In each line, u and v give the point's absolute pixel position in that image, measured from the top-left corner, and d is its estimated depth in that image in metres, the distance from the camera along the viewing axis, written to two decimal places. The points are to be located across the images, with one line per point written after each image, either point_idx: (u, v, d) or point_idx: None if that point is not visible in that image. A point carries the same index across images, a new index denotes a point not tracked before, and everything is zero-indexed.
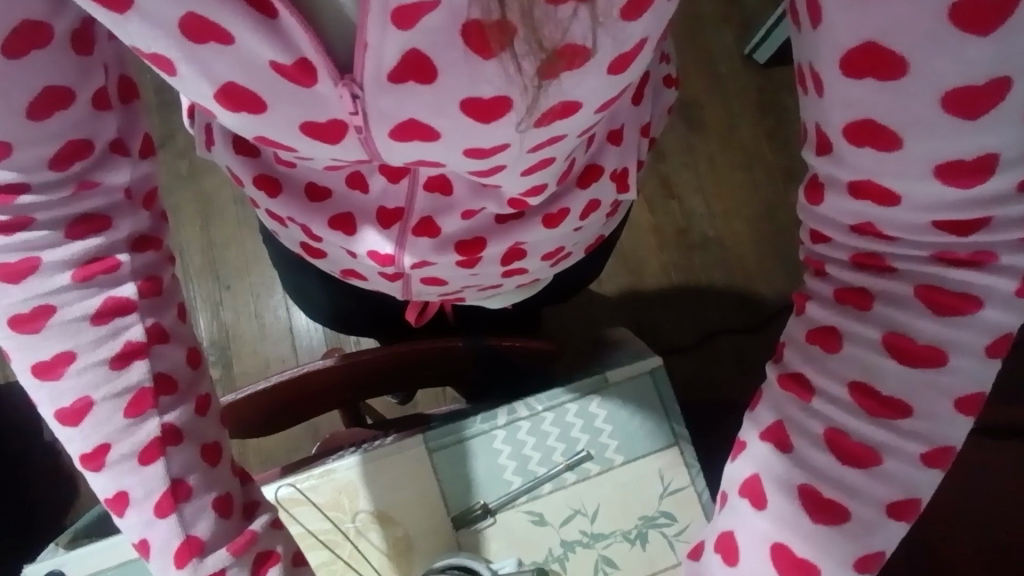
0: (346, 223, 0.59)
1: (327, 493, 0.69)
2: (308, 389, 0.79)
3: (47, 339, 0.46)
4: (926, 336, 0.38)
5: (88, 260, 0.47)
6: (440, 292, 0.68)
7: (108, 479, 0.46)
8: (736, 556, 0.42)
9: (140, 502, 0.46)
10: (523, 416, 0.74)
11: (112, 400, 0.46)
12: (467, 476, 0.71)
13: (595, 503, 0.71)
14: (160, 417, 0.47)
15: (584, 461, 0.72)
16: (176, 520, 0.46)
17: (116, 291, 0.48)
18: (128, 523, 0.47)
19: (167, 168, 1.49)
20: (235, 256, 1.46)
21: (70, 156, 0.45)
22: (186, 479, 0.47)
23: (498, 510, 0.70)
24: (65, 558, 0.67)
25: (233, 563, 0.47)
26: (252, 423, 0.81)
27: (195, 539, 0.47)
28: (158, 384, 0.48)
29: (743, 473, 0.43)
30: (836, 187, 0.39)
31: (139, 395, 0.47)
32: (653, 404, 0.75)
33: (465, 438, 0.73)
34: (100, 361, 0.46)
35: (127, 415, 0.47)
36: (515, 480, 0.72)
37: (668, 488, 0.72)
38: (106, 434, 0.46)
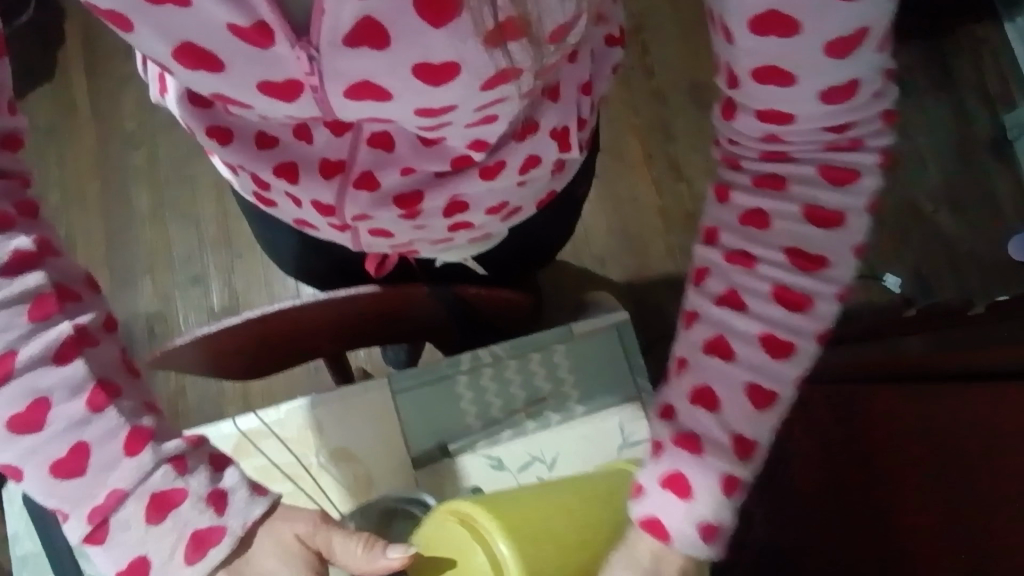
0: (290, 172, 0.60)
1: (292, 428, 0.71)
2: (282, 331, 0.81)
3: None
4: (831, 204, 0.45)
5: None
6: (390, 244, 0.71)
7: (16, 391, 0.42)
8: (716, 402, 0.45)
9: (66, 402, 0.43)
10: (487, 362, 0.74)
11: (10, 307, 0.43)
12: (428, 418, 0.73)
13: (555, 452, 0.72)
14: (70, 320, 0.45)
15: (545, 408, 0.73)
16: (116, 411, 0.44)
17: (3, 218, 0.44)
18: (55, 432, 0.42)
19: (186, 139, 1.54)
20: (248, 226, 1.50)
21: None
22: (114, 378, 0.45)
23: (458, 452, 0.71)
24: None
25: (191, 451, 0.46)
26: (236, 364, 0.84)
27: (144, 428, 0.44)
28: (59, 292, 0.45)
29: (706, 335, 0.46)
30: (747, 111, 0.45)
31: (43, 299, 0.44)
32: (618, 357, 0.75)
33: (428, 381, 0.73)
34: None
35: (32, 318, 0.43)
36: (475, 423, 0.73)
37: (628, 441, 0.72)
38: (8, 340, 0.42)
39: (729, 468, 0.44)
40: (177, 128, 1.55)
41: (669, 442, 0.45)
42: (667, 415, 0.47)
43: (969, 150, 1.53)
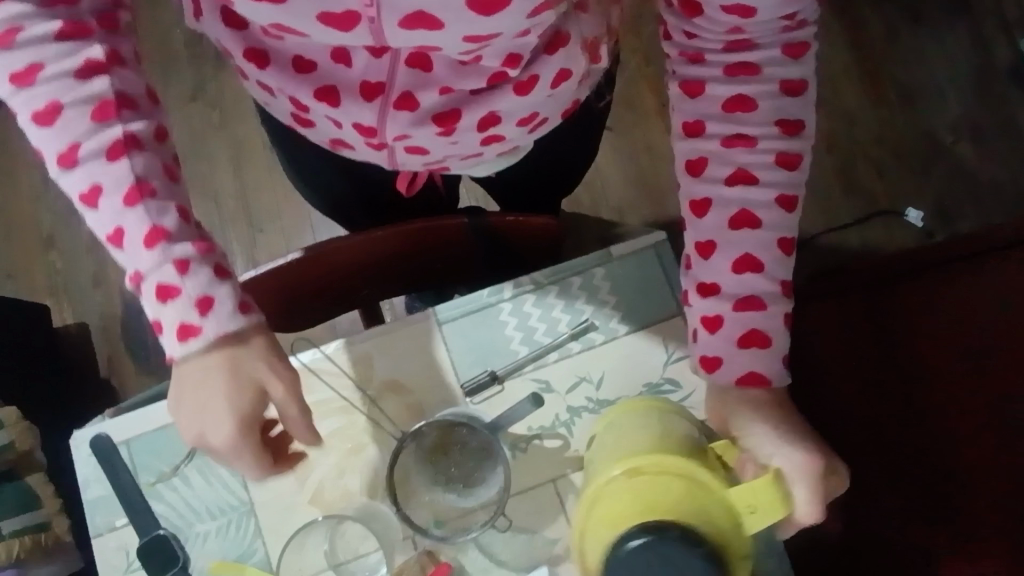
0: (329, 96, 0.62)
1: (345, 362, 0.73)
2: (324, 273, 0.83)
3: (87, 168, 0.52)
4: (796, 73, 0.58)
5: (102, 97, 0.52)
6: (424, 162, 0.71)
7: (105, 216, 0.52)
8: (757, 263, 0.58)
9: (132, 237, 0.52)
10: (529, 289, 0.75)
11: (94, 147, 0.52)
12: (475, 346, 0.74)
13: (601, 371, 0.73)
14: (134, 164, 0.52)
15: (588, 330, 0.74)
16: (162, 249, 0.52)
17: (131, 126, 0.53)
18: (126, 254, 0.53)
19: (200, 118, 1.55)
20: (267, 199, 1.52)
21: (78, 30, 0.52)
22: (164, 224, 0.52)
23: (506, 377, 0.73)
24: (107, 422, 0.73)
25: (203, 320, 0.52)
26: (274, 314, 0.84)
27: (177, 262, 0.52)
28: (129, 139, 0.53)
29: (733, 210, 0.58)
30: (715, 9, 0.56)
31: (115, 143, 0.52)
32: (657, 278, 0.76)
33: (472, 310, 0.75)
34: (94, 148, 0.52)
35: (108, 158, 0.52)
36: (521, 349, 0.74)
37: (672, 358, 0.73)
38: (97, 177, 0.52)
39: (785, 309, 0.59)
40: (191, 105, 1.56)
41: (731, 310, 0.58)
42: (711, 292, 0.59)
43: (981, 81, 1.57)
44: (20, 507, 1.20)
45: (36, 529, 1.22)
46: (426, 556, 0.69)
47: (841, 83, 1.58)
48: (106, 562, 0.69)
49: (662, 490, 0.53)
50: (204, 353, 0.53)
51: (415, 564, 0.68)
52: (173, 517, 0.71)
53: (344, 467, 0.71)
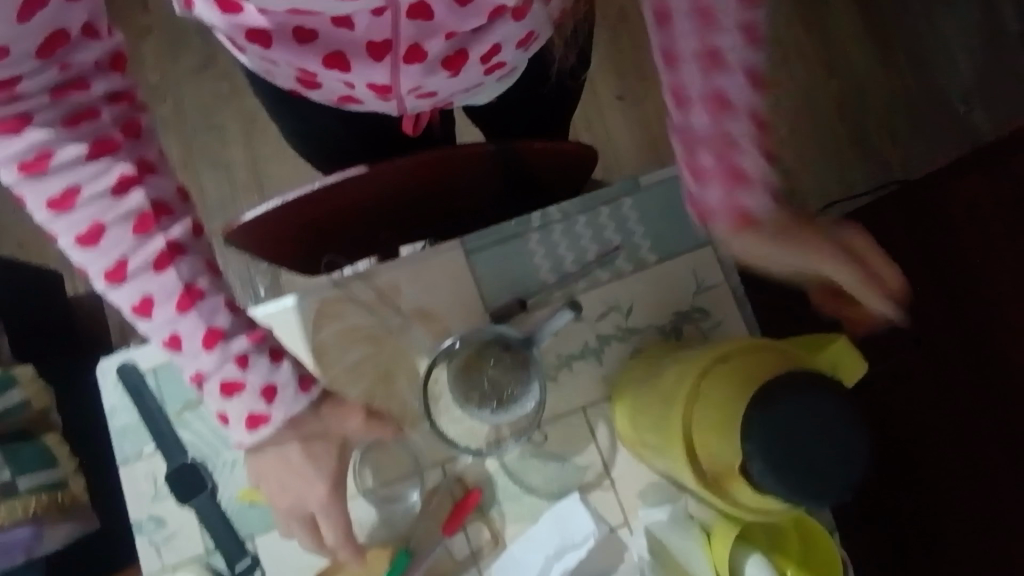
0: (339, 60, 0.62)
1: (370, 292, 0.72)
2: (342, 210, 0.79)
3: (137, 282, 0.55)
4: None
5: (139, 211, 0.55)
6: (433, 104, 0.72)
7: (132, 290, 0.56)
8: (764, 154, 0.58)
9: (163, 302, 0.56)
10: (557, 219, 0.74)
11: (118, 223, 0.55)
12: (503, 274, 0.73)
13: (630, 299, 0.73)
14: (163, 234, 0.56)
15: (617, 257, 0.73)
16: (197, 315, 0.56)
17: (169, 233, 0.56)
18: (156, 324, 0.56)
19: (209, 88, 1.54)
20: (279, 169, 1.51)
21: (104, 147, 0.55)
22: (196, 282, 0.56)
23: (535, 305, 0.72)
24: (131, 351, 0.72)
25: (254, 353, 0.57)
26: (290, 251, 0.83)
27: (215, 328, 0.56)
28: (155, 209, 0.56)
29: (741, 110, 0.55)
30: None
31: (141, 217, 0.55)
32: (686, 205, 0.75)
33: (501, 240, 0.74)
34: (101, 196, 0.54)
35: (135, 232, 0.55)
36: (549, 278, 0.73)
37: (703, 284, 0.73)
38: (122, 250, 0.55)
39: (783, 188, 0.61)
40: (203, 76, 1.55)
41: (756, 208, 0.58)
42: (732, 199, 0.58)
43: (995, 46, 1.51)
44: (35, 464, 1.02)
45: (53, 488, 1.04)
46: (456, 482, 0.69)
47: (852, 52, 1.55)
48: (135, 488, 0.69)
49: (776, 362, 0.52)
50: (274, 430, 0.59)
51: (445, 490, 0.69)
52: (200, 445, 0.70)
53: (373, 394, 0.71)
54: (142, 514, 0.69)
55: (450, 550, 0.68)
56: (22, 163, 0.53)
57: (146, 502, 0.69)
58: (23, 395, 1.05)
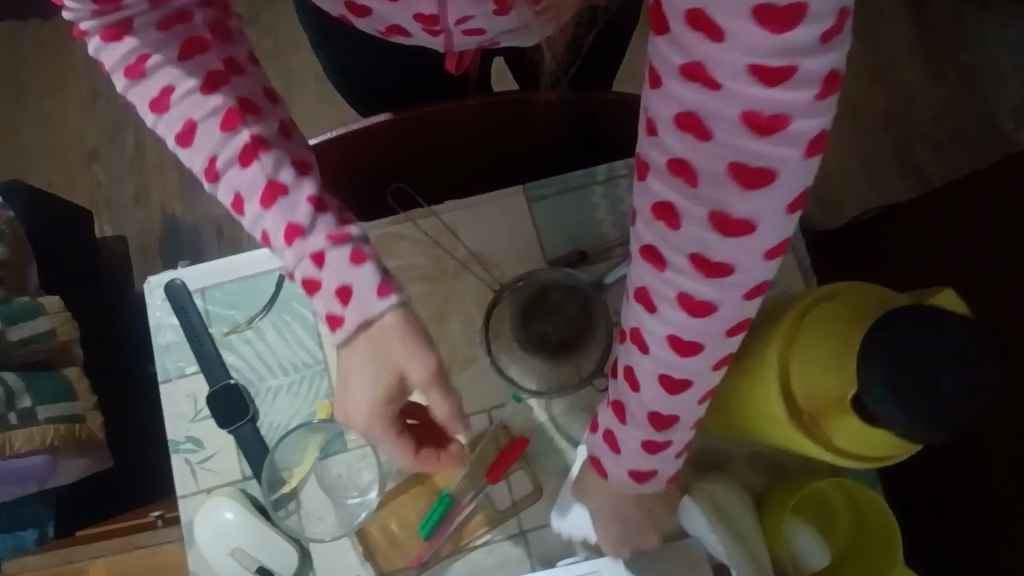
0: None
1: (430, 230, 0.71)
2: (404, 146, 0.79)
3: (228, 180, 0.51)
4: None
5: (226, 107, 0.50)
6: (478, 44, 0.69)
7: (226, 186, 0.51)
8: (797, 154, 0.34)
9: (251, 198, 0.51)
10: (623, 174, 0.72)
11: (208, 120, 0.50)
12: (566, 224, 0.71)
13: None
14: (249, 131, 0.51)
15: None
16: (279, 210, 0.51)
17: (255, 129, 0.51)
18: (249, 219, 0.52)
19: (254, 45, 1.53)
20: (316, 129, 1.48)
21: (192, 45, 0.50)
22: (280, 178, 0.51)
23: (595, 260, 0.70)
24: (185, 270, 0.71)
25: (330, 249, 0.50)
26: (350, 193, 0.81)
27: (295, 225, 0.50)
28: (243, 105, 0.51)
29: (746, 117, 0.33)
30: None
31: (228, 113, 0.50)
32: None
33: (566, 190, 0.72)
34: (191, 93, 0.50)
35: (223, 131, 0.50)
36: (611, 233, 0.71)
37: None
38: (212, 150, 0.51)
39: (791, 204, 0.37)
40: (246, 32, 1.53)
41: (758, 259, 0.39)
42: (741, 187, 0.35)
43: None
44: (54, 396, 0.99)
45: (71, 421, 1.00)
46: (501, 431, 0.67)
47: (900, 61, 1.51)
48: (174, 408, 0.68)
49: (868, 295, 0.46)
50: (393, 314, 0.51)
51: (489, 438, 0.67)
52: (244, 369, 0.69)
53: None
54: (180, 433, 0.68)
55: (491, 498, 0.66)
56: (125, 67, 0.50)
57: (184, 423, 0.68)
58: (49, 325, 1.03)
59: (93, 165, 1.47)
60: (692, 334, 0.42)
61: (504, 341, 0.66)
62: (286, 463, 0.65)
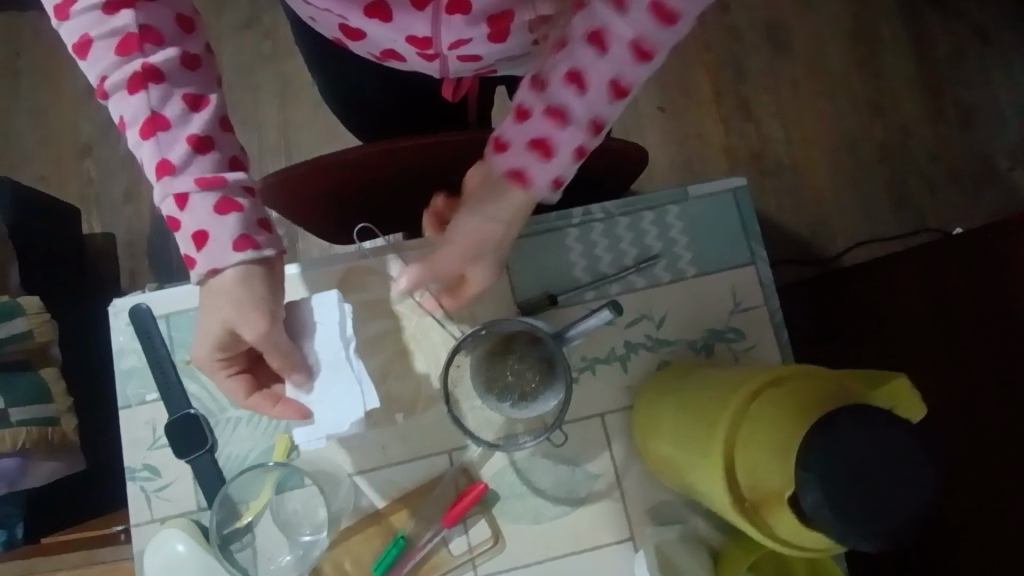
0: (381, 10, 0.58)
1: (400, 266, 0.70)
2: (375, 177, 0.76)
3: (116, 102, 0.49)
4: None
5: (126, 31, 0.47)
6: (474, 69, 0.67)
7: (127, 142, 0.50)
8: (640, 61, 0.49)
9: (145, 160, 0.50)
10: (598, 218, 0.72)
11: (118, 77, 0.48)
12: (538, 267, 0.71)
13: (663, 311, 0.70)
14: (155, 99, 0.48)
15: (655, 264, 0.71)
16: (168, 178, 0.49)
17: (153, 59, 0.48)
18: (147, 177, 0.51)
19: (251, 47, 1.50)
20: (309, 136, 1.47)
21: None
22: (174, 149, 0.49)
23: (566, 304, 0.70)
24: (150, 295, 0.70)
25: (208, 222, 0.50)
26: (323, 209, 0.80)
27: (179, 195, 0.50)
28: (153, 70, 0.48)
29: (624, 34, 0.47)
30: None
31: (136, 75, 0.48)
32: (733, 222, 0.72)
33: (540, 232, 0.71)
34: (107, 48, 0.48)
35: (128, 92, 0.48)
36: (583, 277, 0.71)
37: (740, 306, 0.71)
38: (117, 105, 0.49)
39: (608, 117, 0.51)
40: (245, 33, 1.50)
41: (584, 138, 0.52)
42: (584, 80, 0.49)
43: None
44: (28, 397, 0.97)
45: (44, 423, 0.98)
46: (461, 474, 0.67)
47: (902, 95, 1.49)
48: (133, 434, 0.67)
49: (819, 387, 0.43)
50: (246, 264, 0.52)
51: (449, 479, 0.66)
52: (205, 399, 0.68)
53: (389, 371, 0.68)
54: (136, 461, 0.67)
55: (448, 542, 0.66)
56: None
57: (142, 450, 0.67)
58: (26, 325, 0.99)
59: (84, 160, 1.41)
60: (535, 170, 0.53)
61: (460, 389, 0.64)
62: (241, 498, 0.64)
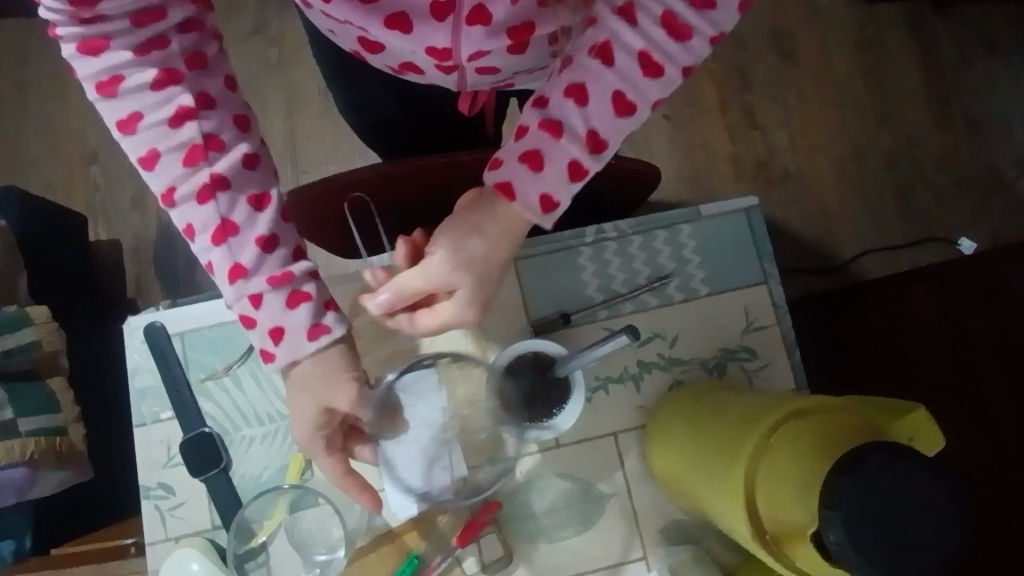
0: (400, 23, 0.57)
1: None
2: (387, 196, 0.76)
3: (182, 210, 0.50)
4: None
5: (192, 143, 0.49)
6: (492, 82, 0.67)
7: (178, 214, 0.50)
8: (663, 61, 0.48)
9: (201, 232, 0.50)
10: (612, 237, 0.72)
11: (173, 152, 0.49)
12: (552, 286, 0.71)
13: (676, 330, 0.71)
14: (211, 168, 0.49)
15: (668, 284, 0.71)
16: (226, 248, 0.50)
17: (218, 167, 0.49)
18: (197, 248, 0.51)
19: (257, 55, 1.50)
20: (316, 144, 1.47)
21: (168, 76, 0.48)
22: (232, 216, 0.50)
23: (579, 322, 0.70)
24: (164, 313, 0.70)
25: (270, 292, 0.50)
26: (337, 228, 0.81)
27: (239, 265, 0.50)
28: (208, 141, 0.49)
29: (657, 12, 0.47)
30: None
31: (193, 148, 0.49)
32: (746, 242, 0.72)
33: (553, 250, 0.72)
34: (160, 124, 0.48)
35: (185, 164, 0.49)
36: (596, 296, 0.71)
37: (752, 325, 0.71)
38: (170, 178, 0.49)
39: (624, 115, 0.49)
40: (252, 40, 1.50)
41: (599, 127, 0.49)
42: (610, 56, 0.48)
43: None
44: (39, 408, 0.96)
45: (52, 435, 0.97)
46: (475, 494, 0.67)
47: (908, 104, 1.49)
48: (146, 453, 0.68)
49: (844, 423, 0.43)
50: (321, 351, 0.52)
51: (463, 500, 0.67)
52: (220, 418, 0.68)
53: None
54: (151, 479, 0.67)
55: (461, 563, 0.66)
56: (96, 82, 0.47)
57: (156, 469, 0.67)
58: (35, 335, 1.00)
59: (91, 167, 1.41)
60: (552, 153, 0.49)
61: (428, 450, 0.61)
62: (255, 517, 0.64)
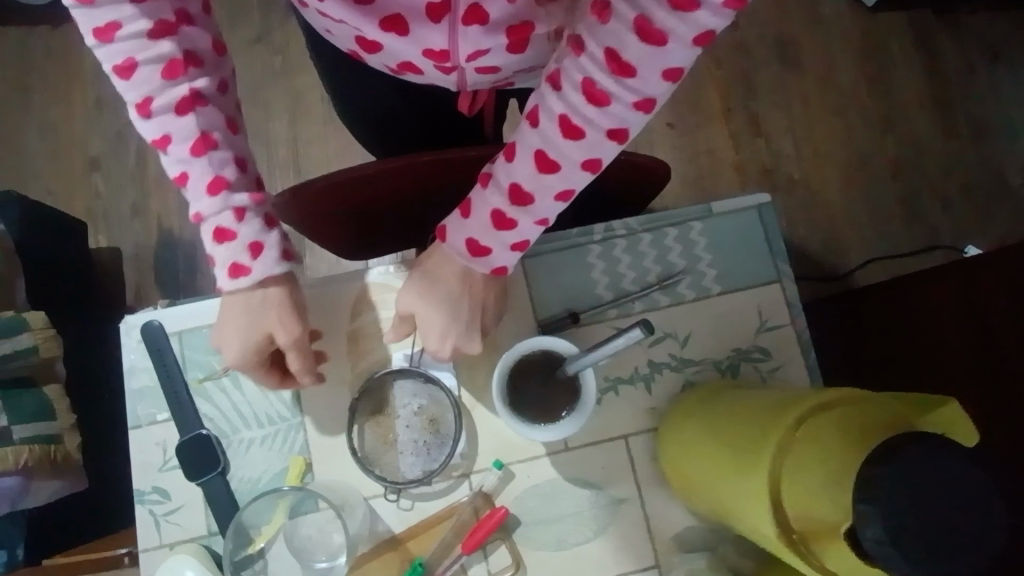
0: (397, 24, 0.57)
1: None
2: (391, 191, 0.75)
3: (160, 120, 0.50)
4: None
5: (172, 57, 0.49)
6: (493, 81, 0.65)
7: (154, 124, 0.50)
8: (599, 101, 0.47)
9: (177, 144, 0.51)
10: (621, 233, 0.70)
11: (151, 64, 0.48)
12: (559, 283, 0.69)
13: (688, 330, 0.69)
14: (191, 84, 0.50)
15: (679, 282, 0.69)
16: (207, 161, 0.51)
17: (198, 83, 0.50)
18: (170, 160, 0.51)
19: (261, 63, 1.49)
20: (318, 152, 1.46)
21: None
22: (211, 133, 0.51)
23: (588, 320, 0.68)
24: (162, 312, 0.68)
25: (251, 207, 0.52)
26: (338, 225, 0.79)
27: (220, 178, 0.51)
28: (188, 56, 0.49)
29: (579, 75, 0.47)
30: None
31: (173, 62, 0.49)
32: (758, 240, 0.71)
33: (562, 247, 0.70)
34: (138, 33, 0.47)
35: (164, 78, 0.49)
36: (605, 294, 0.69)
37: (767, 324, 0.69)
38: (148, 89, 0.49)
39: (561, 161, 0.51)
40: (255, 48, 1.49)
41: (535, 175, 0.52)
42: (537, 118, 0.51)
43: None
44: (34, 415, 0.93)
45: (47, 442, 0.95)
46: (481, 499, 0.64)
47: (912, 111, 1.48)
48: (142, 456, 0.65)
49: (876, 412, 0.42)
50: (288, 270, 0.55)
51: (469, 507, 0.64)
52: (218, 420, 0.66)
53: None
54: (146, 483, 0.65)
55: (467, 570, 0.64)
56: None
57: (151, 472, 0.65)
58: (32, 341, 0.97)
59: (92, 174, 1.40)
60: (491, 204, 0.54)
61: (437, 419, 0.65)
62: (253, 523, 0.62)
